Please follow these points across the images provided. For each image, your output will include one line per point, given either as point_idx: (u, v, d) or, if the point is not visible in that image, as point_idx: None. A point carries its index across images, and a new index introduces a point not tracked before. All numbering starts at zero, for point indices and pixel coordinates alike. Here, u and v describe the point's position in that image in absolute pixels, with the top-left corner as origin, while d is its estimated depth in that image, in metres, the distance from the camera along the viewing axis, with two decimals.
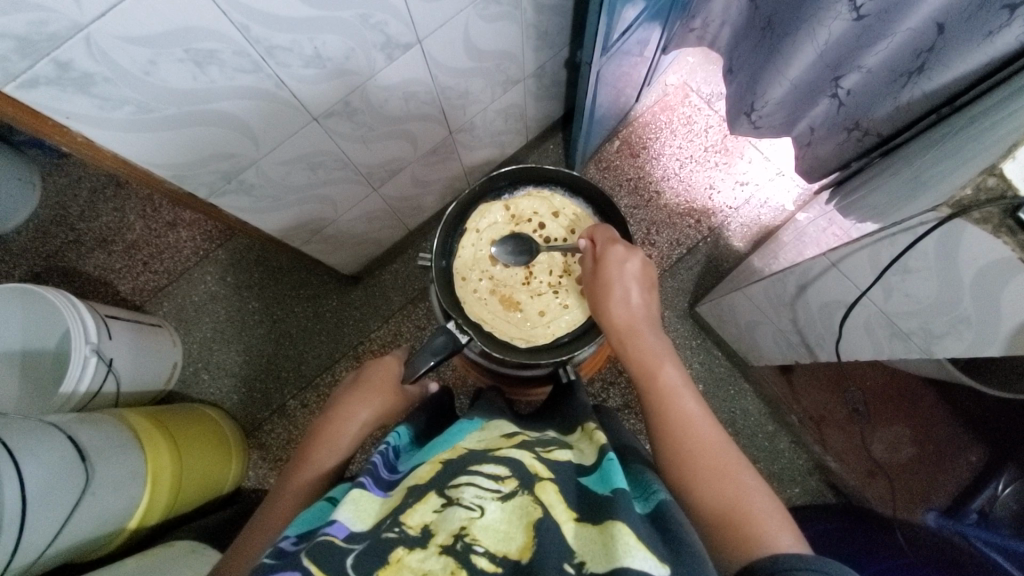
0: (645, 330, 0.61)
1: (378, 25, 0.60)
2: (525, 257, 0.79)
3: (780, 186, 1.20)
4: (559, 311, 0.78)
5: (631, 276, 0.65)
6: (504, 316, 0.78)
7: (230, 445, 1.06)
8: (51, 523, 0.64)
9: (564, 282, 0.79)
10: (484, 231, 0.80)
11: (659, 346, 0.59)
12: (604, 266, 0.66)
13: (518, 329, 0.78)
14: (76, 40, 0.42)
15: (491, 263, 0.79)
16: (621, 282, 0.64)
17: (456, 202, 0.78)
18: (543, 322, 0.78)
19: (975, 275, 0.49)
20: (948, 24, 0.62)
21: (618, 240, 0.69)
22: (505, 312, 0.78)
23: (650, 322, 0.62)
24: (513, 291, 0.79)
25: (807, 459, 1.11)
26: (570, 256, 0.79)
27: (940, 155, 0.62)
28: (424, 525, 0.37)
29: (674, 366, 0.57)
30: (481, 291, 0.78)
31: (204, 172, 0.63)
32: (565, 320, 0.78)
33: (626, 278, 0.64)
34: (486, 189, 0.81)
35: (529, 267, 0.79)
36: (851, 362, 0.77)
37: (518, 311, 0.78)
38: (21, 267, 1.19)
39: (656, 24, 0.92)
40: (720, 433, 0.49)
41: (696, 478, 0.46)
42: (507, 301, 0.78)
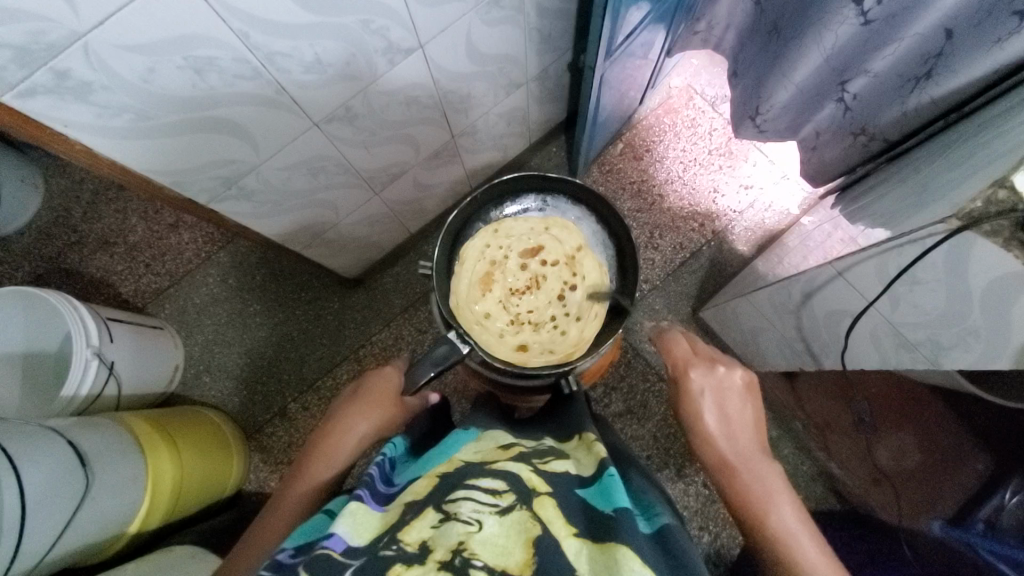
0: (744, 461, 0.58)
1: (379, 30, 0.60)
2: (540, 281, 0.78)
3: (785, 189, 1.19)
4: (496, 330, 0.76)
5: (727, 402, 0.63)
6: (475, 282, 0.77)
7: (231, 450, 1.05)
8: (51, 531, 0.64)
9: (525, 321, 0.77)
10: (547, 232, 0.79)
11: (762, 476, 0.57)
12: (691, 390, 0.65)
13: (478, 310, 0.77)
14: (74, 49, 0.42)
15: (519, 253, 0.79)
16: (711, 411, 0.63)
17: (477, 193, 0.78)
18: (483, 318, 0.76)
19: (985, 287, 0.48)
20: (957, 29, 0.62)
21: (705, 361, 0.67)
22: (474, 290, 0.77)
23: (746, 448, 0.59)
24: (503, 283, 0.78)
25: (811, 466, 1.12)
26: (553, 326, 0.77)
27: (949, 163, 0.61)
28: (423, 542, 0.36)
29: (786, 503, 0.54)
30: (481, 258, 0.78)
31: (203, 179, 0.63)
32: (486, 336, 0.76)
33: (716, 407, 0.63)
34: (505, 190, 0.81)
35: (533, 289, 0.78)
36: (856, 371, 0.76)
37: (488, 300, 0.77)
38: (24, 269, 1.19)
39: (661, 27, 0.91)
40: None
41: None
42: (487, 288, 0.78)
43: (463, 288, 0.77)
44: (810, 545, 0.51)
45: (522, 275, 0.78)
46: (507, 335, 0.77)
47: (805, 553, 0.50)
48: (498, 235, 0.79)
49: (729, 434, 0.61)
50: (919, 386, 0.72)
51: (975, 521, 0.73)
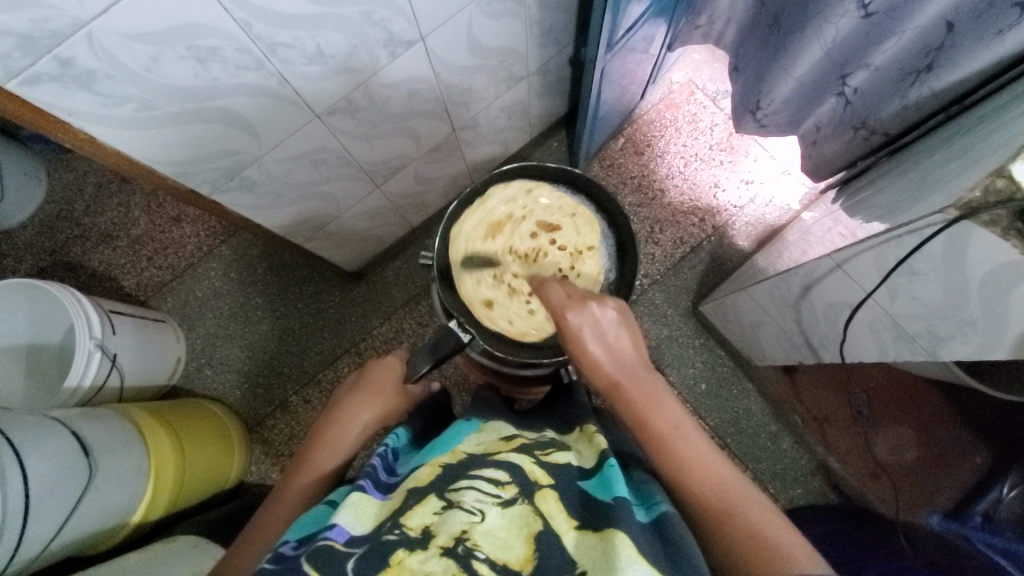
0: (629, 375, 0.55)
1: (382, 22, 0.60)
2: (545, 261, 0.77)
3: (786, 184, 1.19)
4: (489, 297, 0.76)
5: (605, 321, 0.60)
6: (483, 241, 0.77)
7: (234, 442, 1.06)
8: (54, 519, 0.65)
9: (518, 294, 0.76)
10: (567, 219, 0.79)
11: (647, 390, 0.53)
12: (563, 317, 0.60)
13: (465, 238, 0.77)
14: (79, 37, 0.42)
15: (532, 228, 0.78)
16: (595, 331, 0.59)
17: (484, 179, 0.78)
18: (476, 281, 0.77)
19: (983, 277, 0.48)
20: (958, 22, 0.62)
21: (569, 286, 0.63)
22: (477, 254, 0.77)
23: (633, 365, 0.56)
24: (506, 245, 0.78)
25: (810, 459, 1.11)
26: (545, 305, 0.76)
27: (948, 156, 0.62)
28: (425, 527, 0.37)
29: (668, 403, 0.51)
30: (492, 205, 0.78)
31: (206, 170, 0.63)
32: (477, 301, 0.76)
33: (601, 325, 0.59)
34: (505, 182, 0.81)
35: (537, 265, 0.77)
36: (855, 364, 0.76)
37: (478, 241, 0.77)
38: (26, 262, 1.20)
39: (662, 20, 0.91)
40: (727, 465, 0.46)
41: (716, 522, 0.43)
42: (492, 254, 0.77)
43: (466, 220, 0.78)
44: (694, 439, 0.48)
45: (527, 246, 0.77)
46: (481, 288, 0.76)
47: (686, 448, 0.48)
48: (517, 198, 0.79)
49: (612, 354, 0.58)
50: (917, 379, 0.72)
51: (973, 514, 0.76)
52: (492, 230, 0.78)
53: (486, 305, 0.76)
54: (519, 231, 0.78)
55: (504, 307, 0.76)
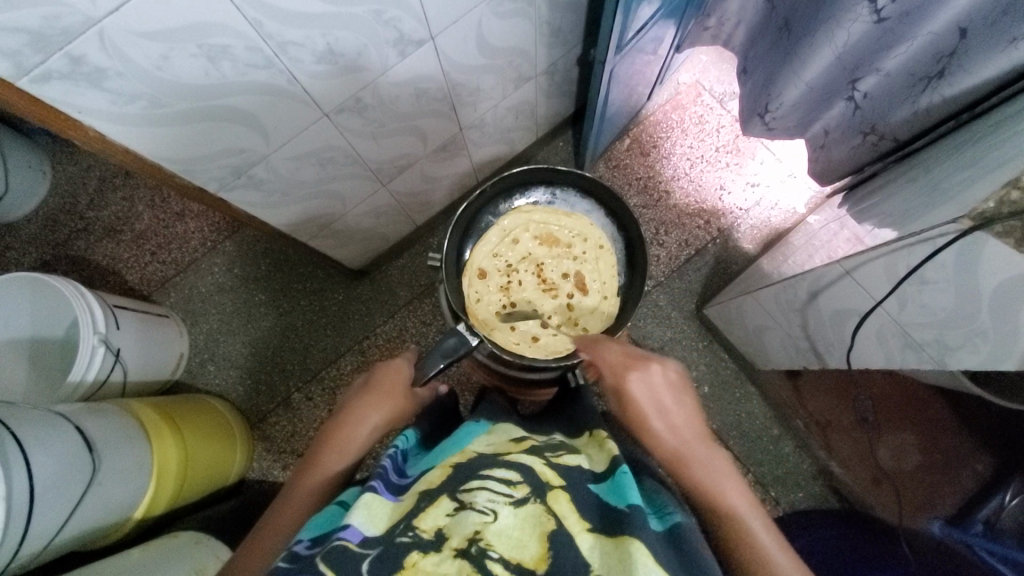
0: (688, 451, 0.55)
1: (392, 21, 0.60)
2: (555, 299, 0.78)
3: (792, 188, 1.19)
4: (495, 273, 0.79)
5: (663, 389, 0.60)
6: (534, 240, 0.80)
7: (235, 438, 1.06)
8: (57, 515, 0.65)
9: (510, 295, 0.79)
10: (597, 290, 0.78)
11: (709, 470, 0.52)
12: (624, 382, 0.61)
13: (525, 225, 0.80)
14: (90, 35, 0.42)
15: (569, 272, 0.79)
16: (654, 399, 0.59)
17: (491, 182, 0.78)
18: (501, 254, 0.80)
19: (995, 288, 0.48)
20: (971, 29, 0.61)
21: (632, 353, 0.63)
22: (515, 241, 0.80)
23: (692, 439, 0.56)
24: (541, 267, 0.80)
25: (812, 465, 1.11)
26: (515, 330, 0.77)
27: (960, 163, 0.61)
28: (438, 529, 0.37)
29: (734, 487, 0.51)
30: (563, 227, 0.80)
31: (213, 168, 0.63)
32: (484, 260, 0.79)
33: (661, 393, 0.59)
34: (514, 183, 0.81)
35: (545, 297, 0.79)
36: (860, 370, 0.76)
37: (528, 236, 0.80)
38: (30, 255, 1.20)
39: (672, 22, 0.91)
40: (797, 556, 0.47)
41: None
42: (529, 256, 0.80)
43: (544, 221, 0.80)
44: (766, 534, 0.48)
45: (554, 277, 0.79)
46: (493, 268, 0.79)
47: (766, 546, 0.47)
48: (583, 241, 0.80)
49: (673, 430, 0.57)
50: (923, 386, 0.72)
51: (977, 521, 0.76)
52: (546, 243, 0.80)
53: (481, 274, 0.79)
54: (559, 267, 0.79)
55: (483, 289, 0.79)
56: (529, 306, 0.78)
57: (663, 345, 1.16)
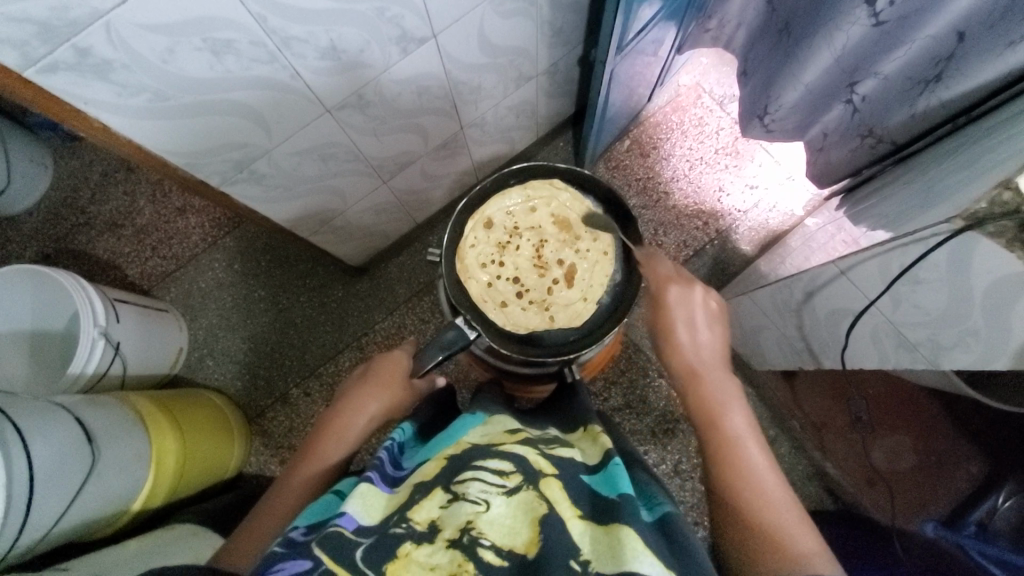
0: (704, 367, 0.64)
1: (395, 19, 0.60)
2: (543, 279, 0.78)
3: (790, 190, 1.20)
4: (504, 229, 0.78)
5: (701, 323, 0.67)
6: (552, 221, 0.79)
7: (233, 431, 1.06)
8: (57, 504, 0.65)
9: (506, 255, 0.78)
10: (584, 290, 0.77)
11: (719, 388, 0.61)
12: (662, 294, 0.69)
13: (546, 199, 0.79)
14: (97, 26, 0.43)
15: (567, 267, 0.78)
16: (684, 326, 0.67)
17: (492, 177, 0.78)
18: (518, 215, 0.79)
19: (988, 287, 0.49)
20: (969, 32, 0.62)
21: (681, 279, 0.70)
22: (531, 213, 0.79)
23: (715, 366, 0.64)
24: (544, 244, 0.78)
25: (807, 465, 1.10)
26: (491, 290, 0.77)
27: (956, 166, 0.62)
28: (431, 521, 0.37)
29: (742, 414, 0.58)
30: (581, 222, 0.78)
31: (216, 161, 0.64)
32: (503, 211, 0.79)
33: (694, 322, 0.67)
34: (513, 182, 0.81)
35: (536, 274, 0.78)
36: (854, 370, 0.77)
37: (547, 210, 0.79)
38: (31, 249, 1.20)
39: (673, 24, 0.92)
40: (780, 481, 0.51)
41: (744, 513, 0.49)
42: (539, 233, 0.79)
43: (568, 204, 0.79)
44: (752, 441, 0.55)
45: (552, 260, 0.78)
46: (501, 222, 0.78)
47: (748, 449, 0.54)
48: (592, 239, 0.79)
49: (696, 349, 0.66)
50: (917, 387, 0.72)
51: (970, 523, 0.81)
52: (561, 225, 0.78)
53: (489, 222, 0.78)
54: (560, 253, 0.78)
55: (483, 237, 0.78)
56: (518, 275, 0.78)
57: None
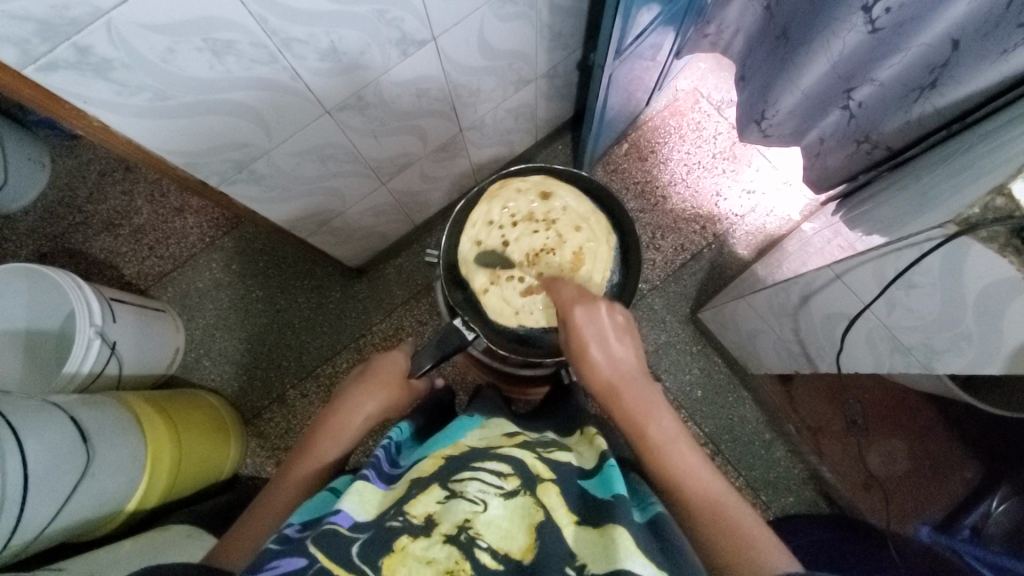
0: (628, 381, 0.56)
1: (394, 21, 0.61)
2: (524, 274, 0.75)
3: (787, 195, 1.20)
4: (540, 210, 0.77)
5: (608, 331, 0.60)
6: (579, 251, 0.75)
7: (229, 431, 1.06)
8: (51, 503, 0.65)
9: (519, 227, 0.76)
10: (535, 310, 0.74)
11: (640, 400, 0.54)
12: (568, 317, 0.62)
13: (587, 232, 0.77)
14: (98, 26, 0.43)
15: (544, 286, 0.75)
16: (597, 338, 0.59)
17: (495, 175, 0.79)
18: (559, 216, 0.77)
19: (979, 293, 0.49)
20: (963, 40, 0.63)
21: (584, 294, 0.64)
22: (570, 230, 0.76)
23: (630, 372, 0.57)
24: (551, 255, 0.75)
25: (803, 469, 1.11)
26: (484, 237, 0.77)
27: (950, 171, 0.62)
28: (428, 514, 0.37)
29: (667, 416, 0.53)
30: (590, 270, 0.74)
31: (215, 161, 0.64)
32: (554, 199, 0.78)
33: (603, 333, 0.59)
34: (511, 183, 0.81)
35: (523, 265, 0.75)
36: (850, 375, 0.77)
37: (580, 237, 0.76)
38: (28, 248, 1.20)
39: (671, 28, 0.92)
40: (720, 480, 0.49)
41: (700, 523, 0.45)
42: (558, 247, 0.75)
43: (599, 251, 0.76)
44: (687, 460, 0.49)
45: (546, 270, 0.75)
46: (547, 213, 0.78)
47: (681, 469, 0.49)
48: (584, 290, 0.75)
49: (613, 362, 0.58)
50: (913, 392, 0.73)
51: (963, 528, 0.82)
52: (577, 257, 0.75)
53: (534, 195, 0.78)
54: (555, 271, 0.74)
55: (518, 198, 0.78)
56: (512, 251, 0.76)
57: (657, 349, 1.17)
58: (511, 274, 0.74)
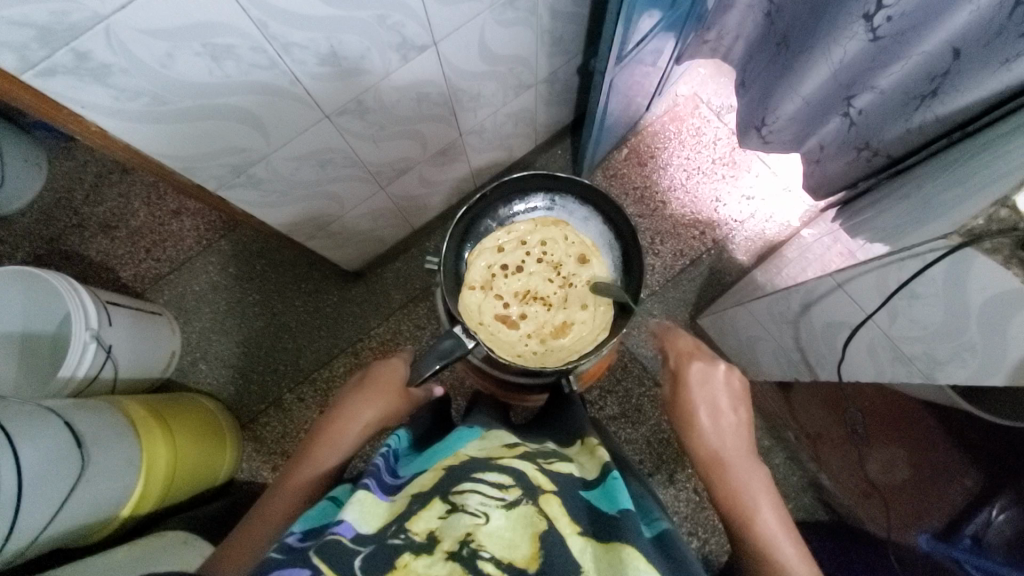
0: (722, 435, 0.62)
1: (395, 26, 0.61)
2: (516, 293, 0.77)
3: (786, 201, 1.20)
4: (571, 265, 0.78)
5: (722, 398, 0.64)
6: (568, 326, 0.76)
7: (225, 436, 1.05)
8: (45, 510, 0.64)
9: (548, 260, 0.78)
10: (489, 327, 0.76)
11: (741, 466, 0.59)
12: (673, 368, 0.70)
13: (589, 315, 0.76)
14: (96, 30, 0.42)
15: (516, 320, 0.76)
16: (706, 405, 0.64)
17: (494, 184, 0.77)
18: (580, 286, 0.77)
19: (983, 304, 0.49)
20: (965, 49, 0.63)
21: (696, 354, 0.68)
22: (573, 308, 0.76)
23: (738, 450, 0.60)
24: (543, 308, 0.77)
25: (801, 476, 1.12)
26: (510, 242, 0.79)
27: (952, 181, 0.62)
28: (430, 531, 0.37)
29: (769, 504, 0.55)
30: (563, 344, 0.75)
31: (212, 165, 0.63)
32: (592, 273, 0.78)
33: (715, 399, 0.64)
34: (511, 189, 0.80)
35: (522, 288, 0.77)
36: (851, 383, 0.77)
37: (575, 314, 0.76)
38: (23, 249, 1.19)
39: (672, 34, 0.92)
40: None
41: None
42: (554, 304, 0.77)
43: (584, 336, 0.75)
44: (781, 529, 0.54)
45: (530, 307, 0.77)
46: (570, 274, 0.78)
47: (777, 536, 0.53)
48: (539, 343, 0.76)
49: (719, 433, 0.62)
50: (914, 400, 0.72)
51: (963, 536, 0.74)
52: (563, 328, 0.76)
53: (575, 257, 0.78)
54: (535, 322, 0.76)
55: (563, 244, 0.78)
56: (526, 271, 0.77)
57: None
58: (499, 297, 0.77)
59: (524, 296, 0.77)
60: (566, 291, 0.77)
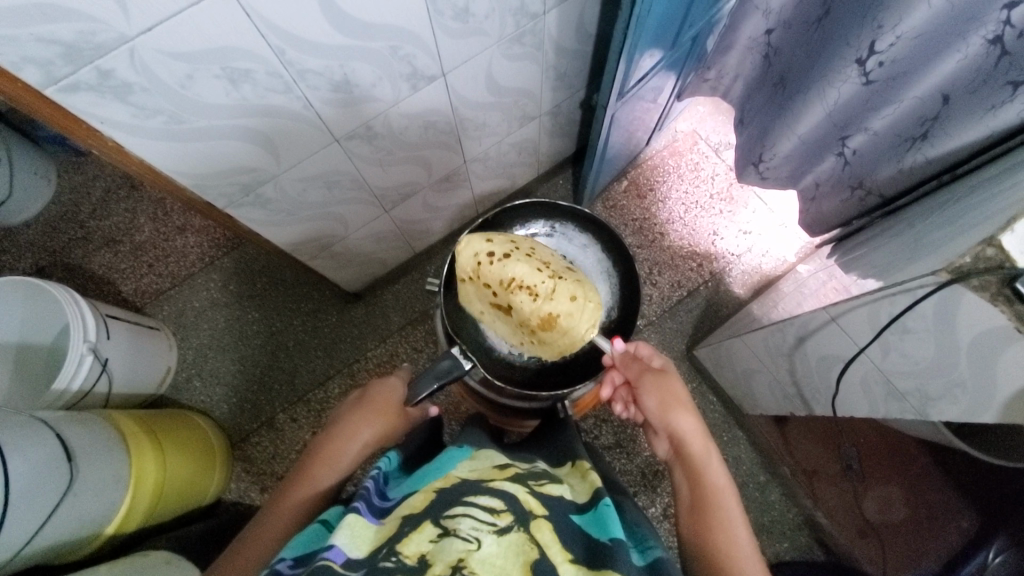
0: (708, 459, 0.60)
1: (406, 57, 0.63)
2: (502, 282, 0.67)
3: (782, 237, 1.22)
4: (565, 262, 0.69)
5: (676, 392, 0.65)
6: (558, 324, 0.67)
7: (215, 456, 1.04)
8: (32, 522, 0.63)
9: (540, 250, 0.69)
10: None
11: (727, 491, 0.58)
12: (660, 386, 0.64)
13: (578, 309, 0.67)
14: (121, 51, 0.44)
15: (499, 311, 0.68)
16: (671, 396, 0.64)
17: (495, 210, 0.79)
18: (573, 284, 0.68)
19: (973, 341, 0.50)
20: (954, 95, 0.65)
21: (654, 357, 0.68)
22: (567, 303, 0.67)
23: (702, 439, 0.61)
24: (529, 297, 0.66)
25: (797, 514, 1.07)
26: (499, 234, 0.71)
27: (942, 220, 0.64)
28: (421, 555, 0.37)
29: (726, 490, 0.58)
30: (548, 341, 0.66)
31: (222, 184, 0.65)
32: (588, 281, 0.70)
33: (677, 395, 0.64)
34: (514, 216, 0.81)
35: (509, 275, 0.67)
36: (845, 418, 0.77)
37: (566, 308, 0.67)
38: (26, 260, 1.20)
39: (672, 73, 0.95)
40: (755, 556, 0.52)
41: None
42: (542, 295, 0.66)
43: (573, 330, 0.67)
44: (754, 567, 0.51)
45: (517, 297, 0.67)
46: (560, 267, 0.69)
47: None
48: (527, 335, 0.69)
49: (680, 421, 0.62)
50: (910, 437, 0.72)
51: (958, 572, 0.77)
52: (550, 322, 0.67)
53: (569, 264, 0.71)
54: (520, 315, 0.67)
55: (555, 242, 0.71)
56: (514, 260, 0.68)
57: None
58: (486, 285, 0.69)
59: (509, 285, 0.67)
60: (555, 281, 0.67)
